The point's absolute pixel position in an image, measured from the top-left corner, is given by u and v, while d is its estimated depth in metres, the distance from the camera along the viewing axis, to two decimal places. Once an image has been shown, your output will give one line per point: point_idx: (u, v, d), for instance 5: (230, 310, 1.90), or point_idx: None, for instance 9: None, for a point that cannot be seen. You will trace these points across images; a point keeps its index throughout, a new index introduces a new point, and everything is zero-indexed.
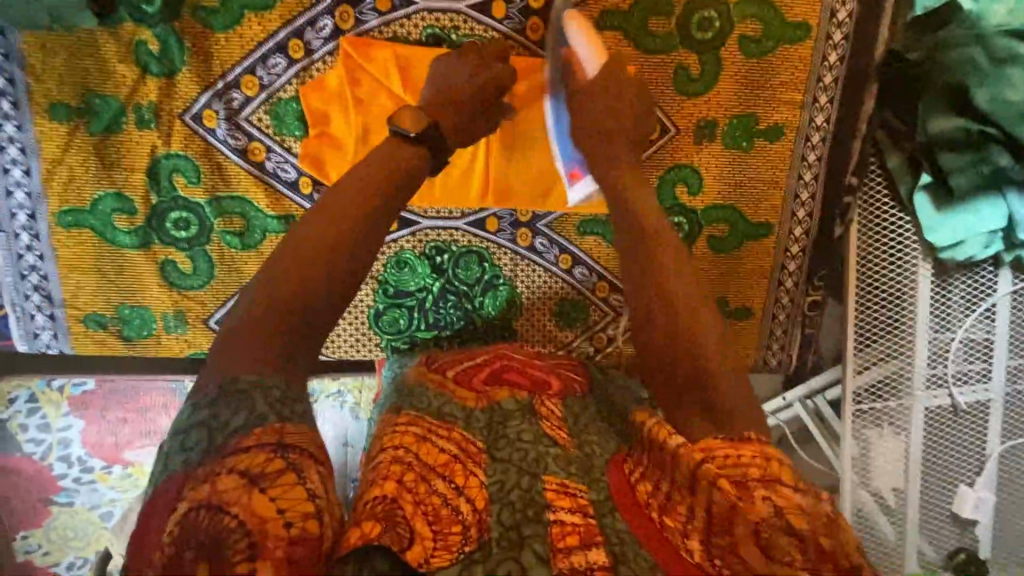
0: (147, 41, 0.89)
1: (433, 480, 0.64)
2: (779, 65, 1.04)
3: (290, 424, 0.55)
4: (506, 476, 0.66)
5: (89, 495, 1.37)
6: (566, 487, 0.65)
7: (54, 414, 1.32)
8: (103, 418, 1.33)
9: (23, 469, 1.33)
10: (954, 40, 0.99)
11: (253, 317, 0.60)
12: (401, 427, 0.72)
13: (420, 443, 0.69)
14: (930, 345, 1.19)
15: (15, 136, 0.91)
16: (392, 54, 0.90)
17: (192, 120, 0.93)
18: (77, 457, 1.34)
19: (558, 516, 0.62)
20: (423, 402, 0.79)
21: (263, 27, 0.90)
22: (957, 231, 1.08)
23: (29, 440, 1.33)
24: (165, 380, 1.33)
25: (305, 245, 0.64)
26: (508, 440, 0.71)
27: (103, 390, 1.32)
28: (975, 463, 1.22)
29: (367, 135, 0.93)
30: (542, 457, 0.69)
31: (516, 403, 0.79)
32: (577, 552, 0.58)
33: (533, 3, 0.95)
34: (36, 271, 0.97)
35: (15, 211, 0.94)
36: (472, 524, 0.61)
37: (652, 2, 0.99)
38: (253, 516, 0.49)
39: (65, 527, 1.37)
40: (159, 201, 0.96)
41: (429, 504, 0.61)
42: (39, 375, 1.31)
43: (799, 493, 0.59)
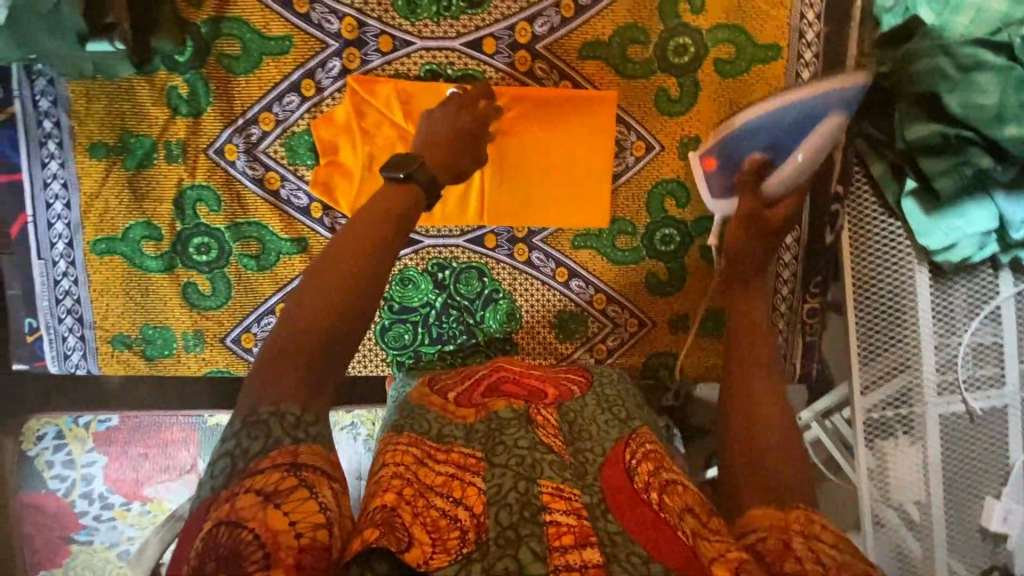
0: (178, 86, 1.00)
1: (432, 497, 0.69)
2: (755, 83, 1.10)
3: (303, 445, 0.60)
4: (502, 481, 0.70)
5: (108, 533, 1.40)
6: (561, 491, 0.69)
7: (79, 450, 1.38)
8: (125, 454, 1.39)
9: (46, 505, 1.37)
10: (917, 52, 1.05)
11: (283, 356, 0.63)
12: (402, 446, 0.77)
13: (418, 465, 0.74)
14: (937, 352, 1.18)
15: (59, 173, 1.01)
16: (393, 88, 1.00)
17: (215, 153, 1.03)
18: (99, 493, 1.38)
19: (553, 517, 0.65)
20: (421, 426, 0.83)
21: (278, 69, 1.01)
22: (950, 232, 1.11)
23: (54, 476, 1.38)
24: (186, 416, 1.38)
25: (320, 284, 0.65)
26: (506, 447, 0.74)
27: (128, 427, 1.38)
28: (999, 473, 1.18)
29: (372, 162, 1.02)
30: (537, 463, 0.72)
31: (512, 412, 0.81)
32: (573, 551, 0.62)
33: (520, 39, 1.04)
34: (70, 296, 1.05)
35: (55, 240, 1.03)
36: (469, 528, 0.66)
37: (630, 32, 1.06)
38: (266, 531, 0.52)
39: (84, 566, 1.40)
40: (183, 228, 1.04)
41: (427, 517, 0.66)
42: (68, 413, 1.38)
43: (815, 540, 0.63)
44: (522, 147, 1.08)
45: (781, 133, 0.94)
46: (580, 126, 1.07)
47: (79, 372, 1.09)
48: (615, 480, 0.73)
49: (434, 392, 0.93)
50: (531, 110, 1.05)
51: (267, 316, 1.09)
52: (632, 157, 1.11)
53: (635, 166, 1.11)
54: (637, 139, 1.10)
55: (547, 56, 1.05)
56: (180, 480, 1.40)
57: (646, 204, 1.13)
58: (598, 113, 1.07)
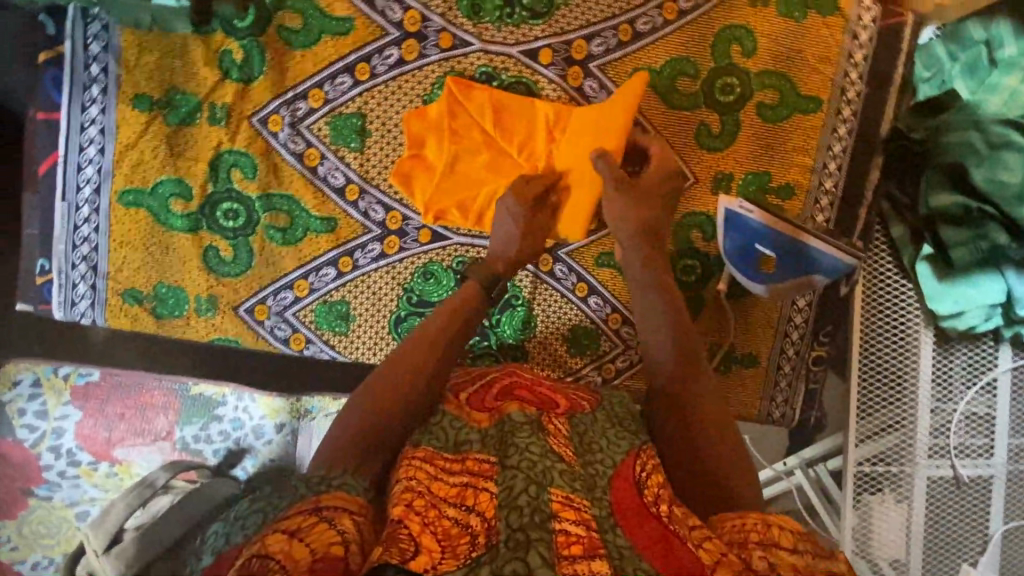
0: (232, 51, 1.00)
1: (444, 508, 0.70)
2: (793, 130, 1.13)
3: (325, 493, 0.68)
4: (514, 483, 0.70)
5: (69, 491, 1.35)
6: (570, 501, 0.69)
7: (54, 402, 1.35)
8: (101, 412, 1.35)
9: (11, 454, 1.34)
10: (951, 123, 1.10)
11: (356, 431, 0.81)
12: (416, 460, 0.76)
13: (431, 479, 0.74)
14: (932, 414, 1.21)
15: (98, 118, 1.00)
16: (489, 96, 1.02)
17: (258, 122, 1.03)
18: (67, 449, 1.34)
19: (563, 526, 0.65)
20: (440, 437, 0.81)
21: (336, 49, 1.01)
22: (959, 300, 1.14)
23: (24, 426, 1.34)
24: (169, 380, 1.37)
25: (394, 376, 0.87)
26: (518, 448, 0.75)
27: (108, 384, 1.36)
28: (978, 542, 1.21)
29: (456, 163, 1.04)
30: (548, 470, 0.72)
31: (524, 416, 0.82)
32: (580, 560, 0.63)
33: (575, 54, 1.06)
34: (88, 243, 1.03)
35: (82, 184, 1.01)
36: (480, 533, 0.67)
37: (681, 64, 1.08)
38: (292, 561, 0.58)
39: (38, 523, 1.34)
40: (215, 191, 1.04)
41: (438, 525, 0.67)
42: (48, 362, 1.35)
43: (796, 555, 0.68)
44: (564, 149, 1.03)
45: (795, 259, 1.09)
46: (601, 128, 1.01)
47: (84, 322, 1.06)
48: (623, 497, 0.75)
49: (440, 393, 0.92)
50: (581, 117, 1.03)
51: (284, 290, 1.08)
52: None
53: None
54: None
55: (599, 75, 1.07)
56: (153, 446, 1.36)
57: (674, 231, 1.14)
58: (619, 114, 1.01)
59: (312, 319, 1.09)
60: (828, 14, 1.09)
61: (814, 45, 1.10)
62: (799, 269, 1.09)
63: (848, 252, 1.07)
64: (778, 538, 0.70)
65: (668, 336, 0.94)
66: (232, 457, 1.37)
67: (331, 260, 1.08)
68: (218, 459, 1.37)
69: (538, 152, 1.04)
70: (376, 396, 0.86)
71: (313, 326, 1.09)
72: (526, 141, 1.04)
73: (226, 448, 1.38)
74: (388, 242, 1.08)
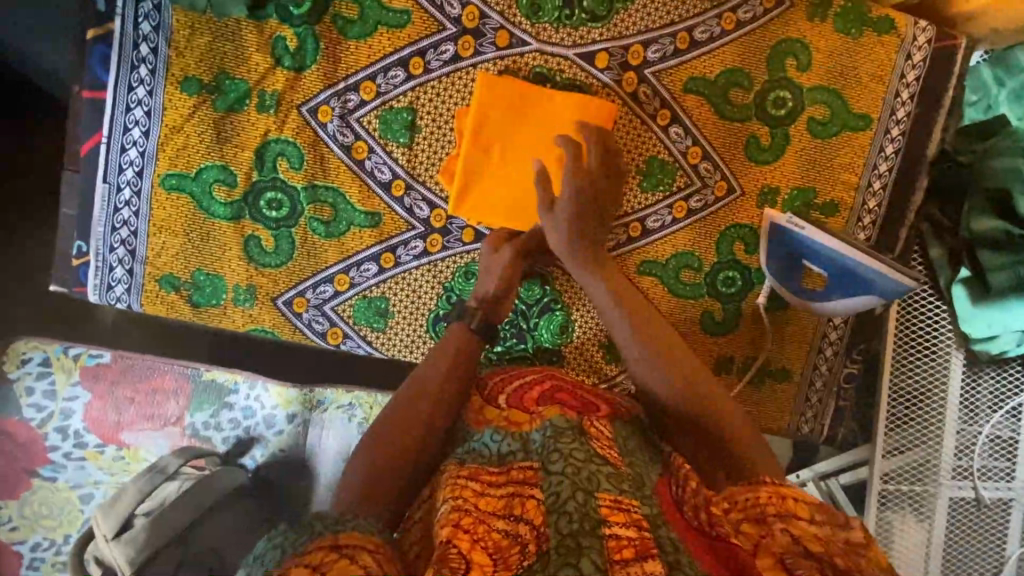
0: (286, 38, 0.98)
1: (493, 521, 0.69)
2: (841, 147, 1.12)
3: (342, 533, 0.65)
4: (562, 488, 0.69)
5: (74, 473, 1.32)
6: (619, 503, 0.69)
7: (63, 381, 1.32)
8: (112, 395, 1.33)
9: (16, 434, 1.31)
10: (998, 149, 1.11)
11: (376, 444, 0.84)
12: (461, 479, 0.76)
13: (477, 497, 0.73)
14: (958, 436, 1.22)
15: (144, 100, 0.98)
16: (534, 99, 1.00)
17: (308, 112, 1.01)
18: (75, 430, 1.32)
19: (613, 531, 0.65)
20: (483, 453, 0.82)
21: (391, 42, 0.99)
22: (991, 324, 1.14)
23: (31, 405, 1.31)
24: (182, 365, 1.34)
25: (416, 395, 0.90)
26: (562, 454, 0.74)
27: (119, 366, 1.33)
28: (995, 562, 1.22)
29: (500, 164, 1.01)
30: (594, 475, 0.72)
31: (567, 421, 0.81)
32: (633, 564, 0.62)
33: (631, 60, 1.05)
34: (127, 226, 1.01)
35: (125, 166, 0.99)
36: (530, 541, 0.66)
37: (734, 76, 1.08)
38: None
39: (41, 504, 1.31)
40: (259, 179, 1.02)
41: (489, 540, 0.66)
42: (58, 341, 1.31)
43: (815, 525, 0.66)
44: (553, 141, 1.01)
45: (836, 276, 1.08)
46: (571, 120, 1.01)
47: (118, 306, 1.05)
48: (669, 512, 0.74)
49: (485, 400, 0.91)
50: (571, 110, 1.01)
51: (324, 284, 1.06)
52: (713, 196, 1.12)
53: (713, 205, 1.12)
54: (721, 180, 1.11)
55: (653, 82, 1.06)
56: (161, 431, 1.35)
57: (717, 241, 1.14)
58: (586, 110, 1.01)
59: (351, 314, 1.08)
60: (884, 33, 1.09)
61: (868, 63, 1.10)
62: (842, 288, 1.08)
63: (891, 269, 1.02)
64: (794, 509, 0.68)
65: (642, 353, 0.94)
66: (242, 445, 1.36)
67: (372, 256, 1.06)
68: (227, 446, 1.36)
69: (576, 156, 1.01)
70: (397, 414, 0.88)
71: (351, 322, 1.08)
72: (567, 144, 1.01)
73: (236, 437, 1.37)
74: (432, 239, 1.07)
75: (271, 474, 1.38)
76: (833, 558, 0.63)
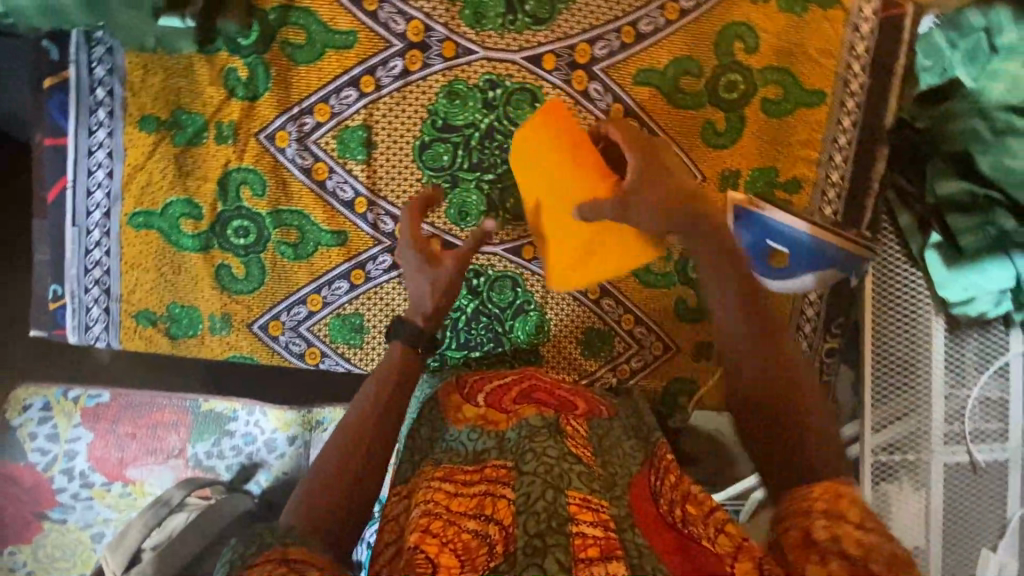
0: (237, 69, 1.00)
1: (463, 521, 0.71)
2: (798, 125, 1.13)
3: (293, 545, 0.66)
4: (532, 488, 0.70)
5: (84, 514, 1.34)
6: (588, 503, 0.70)
7: (65, 424, 1.33)
8: (111, 433, 1.33)
9: (25, 477, 1.32)
10: (955, 112, 1.11)
11: (343, 447, 0.81)
12: (434, 482, 0.78)
13: (450, 499, 0.75)
14: (946, 401, 1.22)
15: (105, 141, 1.00)
16: (537, 139, 1.00)
17: (265, 139, 1.02)
18: (80, 471, 1.33)
19: (580, 528, 0.66)
20: (460, 454, 0.84)
21: (340, 63, 1.01)
22: (966, 288, 1.14)
23: (35, 449, 1.32)
24: (180, 398, 1.34)
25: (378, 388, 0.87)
26: (535, 454, 0.75)
27: (118, 404, 1.34)
28: (996, 525, 1.21)
29: (544, 216, 1.01)
30: (566, 473, 0.72)
31: (542, 420, 0.82)
32: (598, 563, 0.63)
33: (579, 58, 1.06)
34: (100, 266, 1.03)
35: (92, 209, 1.01)
36: (499, 541, 0.68)
37: (684, 64, 1.09)
38: None
39: (54, 546, 1.34)
40: (224, 209, 1.04)
41: (457, 541, 0.68)
42: (58, 385, 1.33)
43: (862, 531, 0.66)
44: (559, 168, 0.97)
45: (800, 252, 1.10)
46: (564, 142, 0.98)
47: (98, 345, 1.06)
48: (640, 502, 0.76)
49: (463, 398, 0.93)
50: (557, 134, 0.98)
51: (297, 305, 1.08)
52: None
53: None
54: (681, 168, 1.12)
55: (604, 79, 1.07)
56: (165, 466, 1.35)
57: None
58: (568, 127, 0.98)
59: (326, 333, 1.09)
60: (828, 8, 1.10)
61: (815, 39, 1.11)
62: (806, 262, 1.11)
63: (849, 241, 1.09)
64: (843, 510, 0.69)
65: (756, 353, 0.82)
66: (246, 471, 1.36)
67: (342, 273, 1.08)
68: (231, 474, 1.36)
69: (592, 178, 0.96)
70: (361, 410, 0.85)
71: (328, 340, 1.09)
72: (577, 167, 0.96)
73: (239, 464, 1.37)
74: None
75: (275, 497, 1.39)
76: (847, 545, 0.65)
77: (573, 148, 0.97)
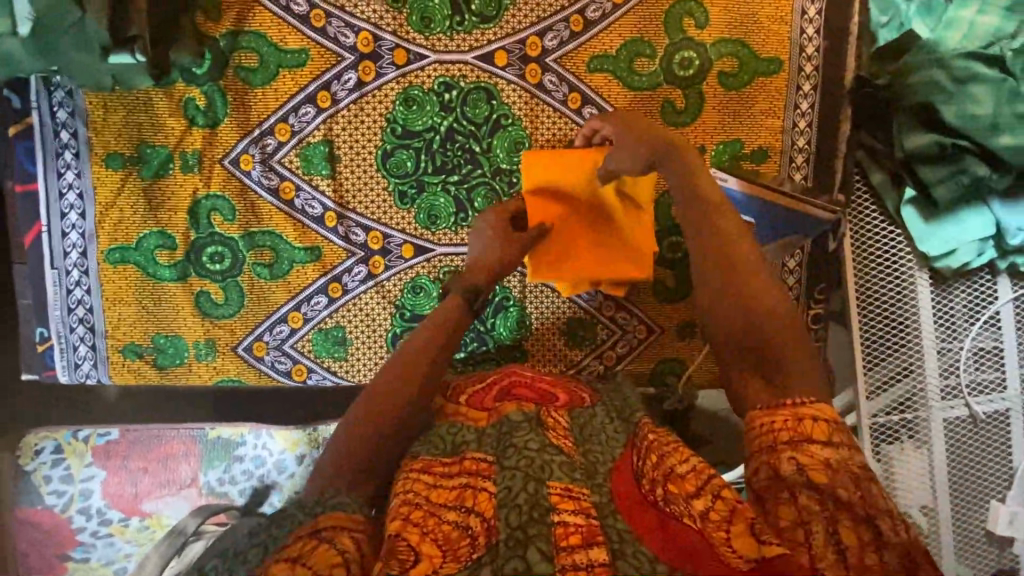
0: (195, 98, 1.02)
1: (443, 513, 0.70)
2: (758, 94, 1.13)
3: (324, 515, 0.71)
4: (513, 482, 0.71)
5: (105, 550, 1.33)
6: (570, 491, 0.71)
7: (77, 464, 1.33)
8: (124, 468, 1.33)
9: (43, 520, 1.32)
10: (913, 65, 1.09)
11: (378, 405, 0.85)
12: (413, 474, 0.76)
13: (430, 490, 0.74)
14: (940, 356, 1.19)
15: (75, 183, 1.02)
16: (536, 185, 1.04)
17: (230, 164, 1.04)
18: (96, 509, 1.32)
19: (562, 518, 0.67)
20: (437, 445, 0.82)
21: (295, 81, 1.03)
22: (947, 240, 1.13)
23: (51, 491, 1.33)
24: (188, 428, 1.34)
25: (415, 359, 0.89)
26: (516, 449, 0.75)
27: (127, 440, 1.34)
28: (1002, 475, 1.19)
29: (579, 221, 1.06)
30: (547, 464, 0.73)
31: (523, 414, 0.82)
32: (580, 550, 0.64)
33: (530, 51, 1.07)
34: (82, 305, 1.05)
35: (69, 249, 1.04)
36: (480, 533, 0.68)
37: (636, 46, 1.09)
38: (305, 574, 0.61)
39: None
40: (198, 236, 1.05)
41: (438, 532, 0.68)
42: (66, 427, 1.33)
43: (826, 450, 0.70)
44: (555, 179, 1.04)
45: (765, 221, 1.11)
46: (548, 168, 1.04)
47: (89, 383, 1.08)
48: (623, 486, 0.75)
49: (445, 399, 0.93)
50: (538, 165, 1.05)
51: (279, 324, 1.09)
52: None
53: None
54: None
55: (557, 69, 1.08)
56: (180, 496, 1.34)
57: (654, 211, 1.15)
58: (545, 166, 1.05)
59: (311, 348, 1.10)
60: None
61: (765, 7, 1.10)
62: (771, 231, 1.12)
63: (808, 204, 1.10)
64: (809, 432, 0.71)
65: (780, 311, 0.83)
66: (259, 494, 1.34)
67: (320, 288, 1.09)
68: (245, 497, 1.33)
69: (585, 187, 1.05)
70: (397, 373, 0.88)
71: (313, 355, 1.11)
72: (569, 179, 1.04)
73: (252, 488, 1.35)
74: (373, 262, 1.09)
75: None
76: (838, 489, 0.67)
77: (552, 164, 1.04)
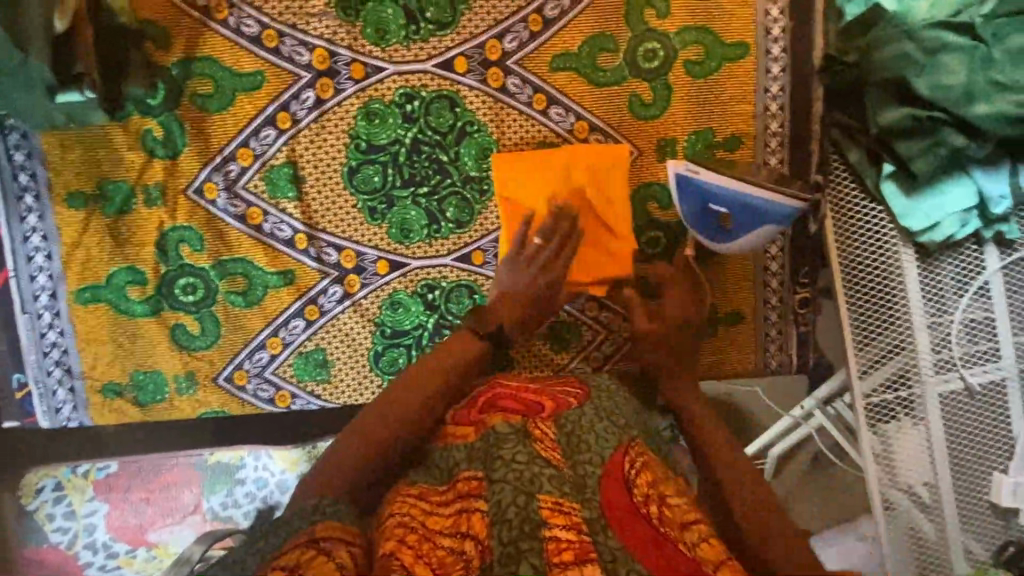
0: (153, 129, 1.00)
1: (438, 539, 0.69)
2: (725, 81, 1.11)
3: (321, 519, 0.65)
4: (503, 494, 0.69)
5: None
6: (560, 506, 0.69)
7: None
8: None
9: None
10: (882, 39, 1.03)
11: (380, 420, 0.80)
12: (406, 491, 0.75)
13: (425, 514, 0.72)
14: (930, 331, 1.16)
15: (38, 226, 1.01)
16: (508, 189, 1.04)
17: (194, 193, 1.02)
18: None
19: (553, 532, 0.67)
20: (433, 473, 0.80)
21: (253, 105, 1.01)
22: (931, 213, 1.09)
23: None
24: None
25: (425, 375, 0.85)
26: (504, 461, 0.73)
27: None
28: (1003, 447, 1.16)
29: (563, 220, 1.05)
30: (537, 476, 0.71)
31: (510, 426, 0.78)
32: (573, 567, 0.65)
33: (491, 55, 1.05)
34: (57, 347, 1.04)
35: (38, 292, 1.02)
36: (474, 555, 0.67)
37: (598, 41, 1.07)
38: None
39: None
40: (167, 270, 1.04)
41: (432, 556, 0.67)
42: None
43: None
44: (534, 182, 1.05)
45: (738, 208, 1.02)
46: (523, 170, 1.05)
47: (71, 425, 1.08)
48: (618, 497, 0.73)
49: None
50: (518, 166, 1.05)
51: (258, 351, 1.08)
52: None
53: None
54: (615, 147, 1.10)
55: (520, 72, 1.06)
56: None
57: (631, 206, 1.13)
58: (519, 167, 1.05)
59: (292, 373, 1.09)
60: None
61: None
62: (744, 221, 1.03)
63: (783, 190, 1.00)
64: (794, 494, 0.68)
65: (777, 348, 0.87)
66: None
67: (296, 312, 1.07)
68: None
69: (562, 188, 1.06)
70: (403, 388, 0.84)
71: (295, 380, 1.10)
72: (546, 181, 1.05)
73: None
74: (348, 281, 1.08)
75: None
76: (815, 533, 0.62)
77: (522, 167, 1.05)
